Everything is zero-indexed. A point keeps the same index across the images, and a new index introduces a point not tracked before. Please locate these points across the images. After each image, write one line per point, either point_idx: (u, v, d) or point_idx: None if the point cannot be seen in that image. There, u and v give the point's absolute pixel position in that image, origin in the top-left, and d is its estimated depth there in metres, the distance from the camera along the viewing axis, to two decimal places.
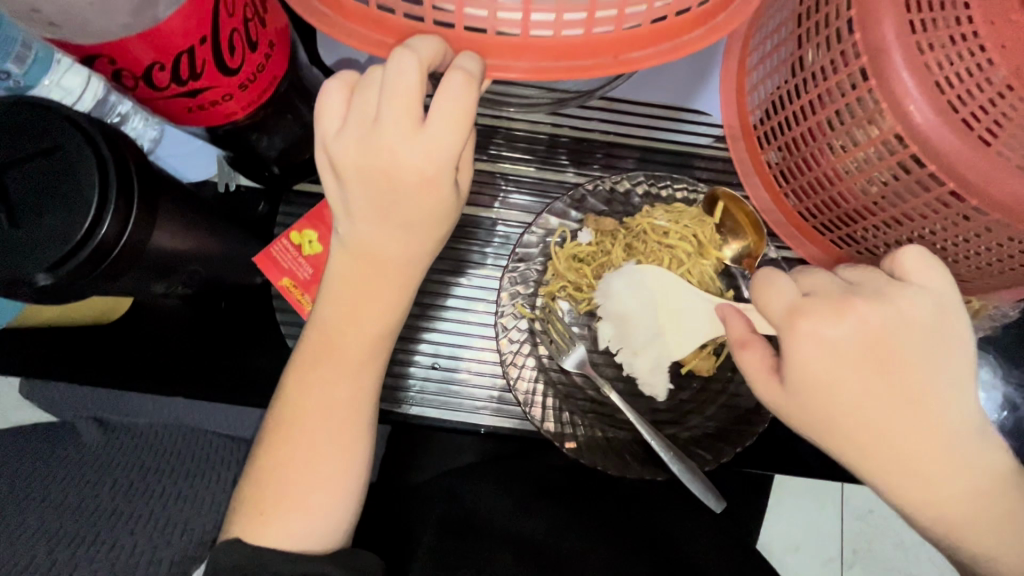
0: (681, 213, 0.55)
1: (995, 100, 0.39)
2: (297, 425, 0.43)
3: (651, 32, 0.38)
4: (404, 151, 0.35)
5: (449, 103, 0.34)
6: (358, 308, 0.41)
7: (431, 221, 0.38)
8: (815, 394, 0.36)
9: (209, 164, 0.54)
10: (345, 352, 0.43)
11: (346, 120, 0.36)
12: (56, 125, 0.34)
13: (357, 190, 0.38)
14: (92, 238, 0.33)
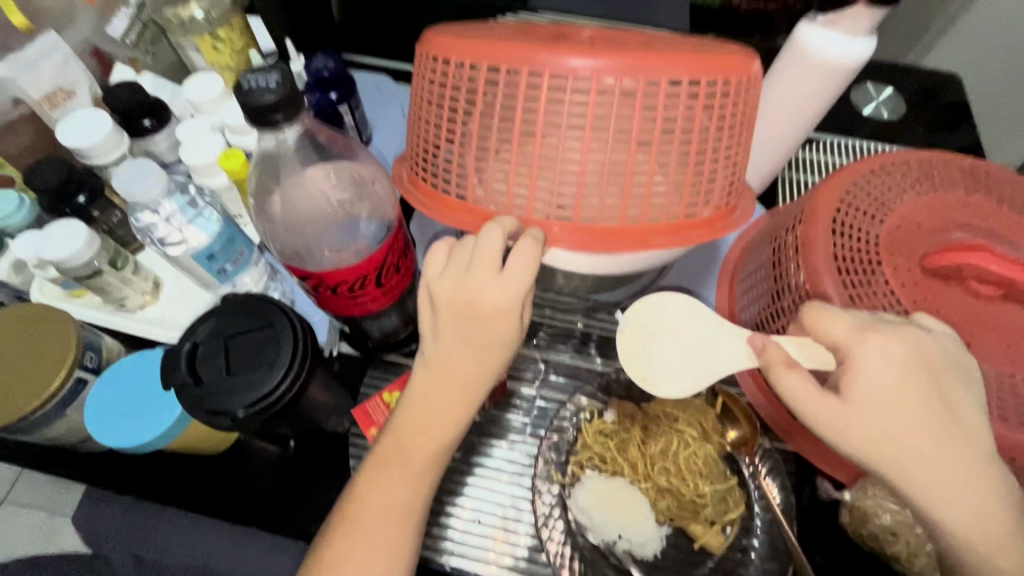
0: (687, 404, 0.66)
1: None
2: (364, 518, 0.52)
3: (668, 225, 0.52)
4: (485, 292, 0.47)
5: (522, 260, 0.47)
6: (431, 415, 0.51)
7: (499, 342, 0.49)
8: (828, 421, 0.47)
9: (318, 333, 0.69)
10: (413, 458, 0.52)
11: (445, 269, 0.49)
12: (271, 310, 0.49)
13: (445, 321, 0.49)
14: (279, 388, 0.45)
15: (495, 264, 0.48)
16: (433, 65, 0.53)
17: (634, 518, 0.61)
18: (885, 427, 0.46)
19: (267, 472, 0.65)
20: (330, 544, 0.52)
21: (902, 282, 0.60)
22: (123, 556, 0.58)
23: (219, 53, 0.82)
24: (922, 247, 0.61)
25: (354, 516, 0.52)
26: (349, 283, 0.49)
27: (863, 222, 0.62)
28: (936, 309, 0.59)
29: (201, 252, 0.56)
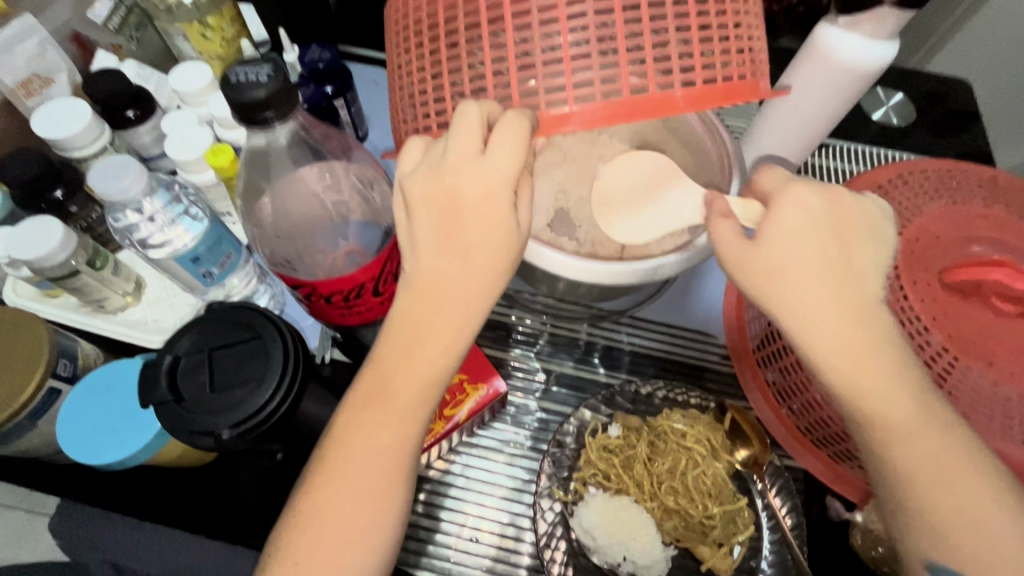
0: (696, 418, 0.63)
1: (936, 358, 0.54)
2: (342, 463, 0.45)
3: (691, 94, 0.43)
4: (468, 179, 0.42)
5: (505, 139, 0.41)
6: (415, 336, 0.44)
7: (493, 242, 0.43)
8: (801, 305, 0.43)
9: (312, 337, 0.66)
10: (396, 390, 0.45)
11: (420, 165, 0.44)
12: (260, 320, 0.45)
13: (425, 222, 0.44)
14: (266, 405, 0.41)
15: (476, 146, 0.42)
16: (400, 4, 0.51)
17: (640, 539, 0.58)
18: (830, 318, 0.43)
19: (257, 491, 0.62)
20: (305, 497, 0.46)
21: (922, 297, 0.56)
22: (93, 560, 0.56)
23: (209, 42, 0.78)
24: (941, 262, 0.59)
25: (332, 462, 0.46)
26: (344, 292, 0.46)
27: None
28: (953, 329, 0.55)
29: (186, 255, 0.53)
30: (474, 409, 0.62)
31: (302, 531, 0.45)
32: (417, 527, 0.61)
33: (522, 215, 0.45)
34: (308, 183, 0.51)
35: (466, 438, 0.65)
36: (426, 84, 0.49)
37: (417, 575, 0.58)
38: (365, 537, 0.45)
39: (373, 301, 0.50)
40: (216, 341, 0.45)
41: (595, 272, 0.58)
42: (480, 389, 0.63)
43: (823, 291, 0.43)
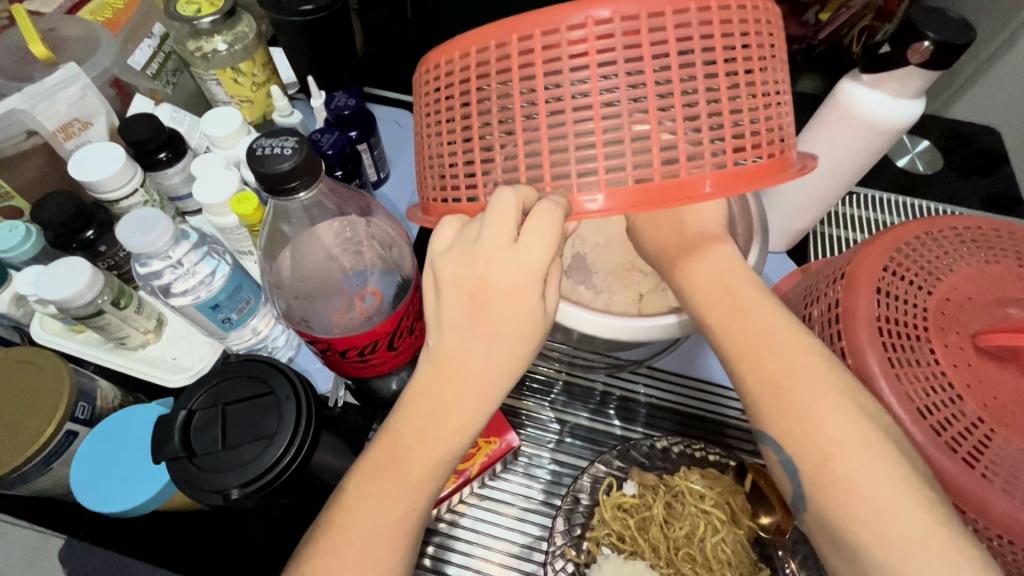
0: (715, 479, 0.61)
1: (971, 429, 0.52)
2: (353, 530, 0.46)
3: (719, 174, 0.44)
4: (500, 266, 0.44)
5: (540, 228, 0.42)
6: (437, 414, 0.46)
7: (520, 328, 0.45)
8: (713, 297, 0.50)
9: (325, 381, 0.66)
10: (412, 464, 0.46)
11: (453, 244, 0.46)
12: (273, 374, 0.45)
13: (451, 302, 0.46)
14: (276, 465, 0.41)
15: (509, 232, 0.43)
16: (430, 71, 0.53)
17: None
18: (733, 305, 0.49)
19: (264, 538, 0.61)
20: (312, 564, 0.46)
21: (953, 362, 0.54)
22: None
23: (240, 86, 0.81)
24: (973, 326, 0.57)
25: (343, 527, 0.46)
26: (359, 349, 0.46)
27: (908, 291, 0.58)
28: (988, 399, 0.53)
29: (206, 303, 0.53)
30: (485, 463, 0.62)
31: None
32: None
33: (548, 299, 0.47)
34: (328, 239, 0.51)
35: (476, 489, 0.64)
36: (456, 145, 0.50)
37: None
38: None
39: (388, 356, 0.49)
40: (229, 395, 0.44)
41: (614, 326, 0.57)
42: (493, 443, 0.62)
43: (740, 304, 0.49)
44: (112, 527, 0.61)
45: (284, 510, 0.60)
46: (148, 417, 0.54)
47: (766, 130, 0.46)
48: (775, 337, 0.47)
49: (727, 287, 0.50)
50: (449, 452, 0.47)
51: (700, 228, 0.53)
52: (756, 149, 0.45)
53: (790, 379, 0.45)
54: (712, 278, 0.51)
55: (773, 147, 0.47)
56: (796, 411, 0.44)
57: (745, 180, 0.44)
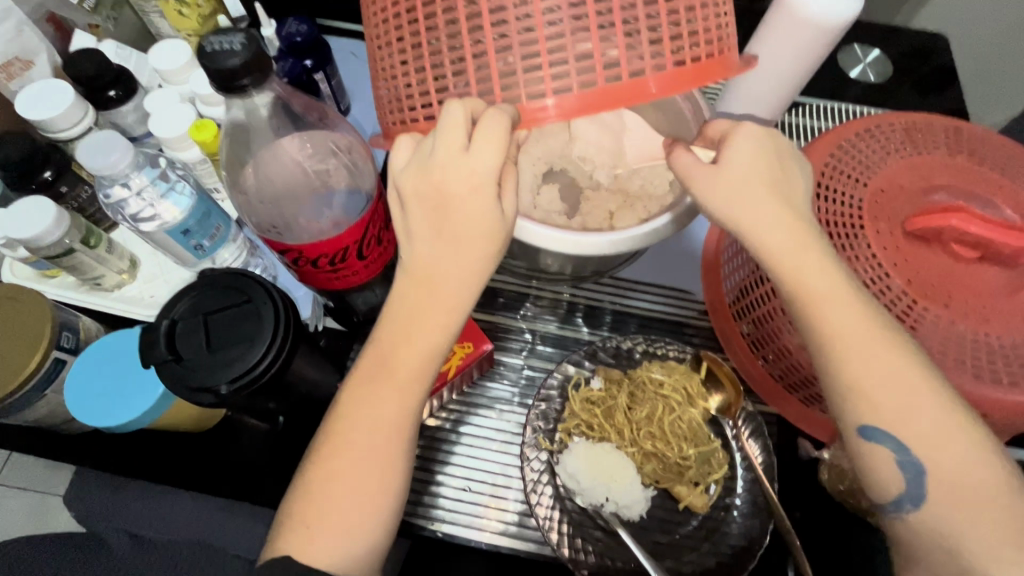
0: (674, 368, 0.67)
1: (897, 300, 0.57)
2: (349, 433, 0.51)
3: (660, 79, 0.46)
4: (454, 174, 0.46)
5: (489, 135, 0.45)
6: (417, 319, 0.50)
7: (482, 233, 0.48)
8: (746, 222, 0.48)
9: (306, 308, 0.69)
10: (397, 370, 0.50)
11: (410, 158, 0.48)
12: (250, 286, 0.47)
13: (417, 215, 0.49)
14: (258, 365, 0.44)
15: (460, 141, 0.46)
16: None
17: (619, 481, 0.62)
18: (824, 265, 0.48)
19: (262, 450, 0.66)
20: (315, 468, 0.51)
21: (884, 246, 0.59)
22: (129, 531, 0.63)
23: (186, 20, 0.78)
24: (902, 213, 0.61)
25: (338, 431, 0.51)
26: (329, 256, 0.48)
27: (846, 186, 0.62)
28: (912, 275, 0.58)
29: (176, 229, 0.55)
30: (461, 367, 0.64)
31: (312, 495, 0.50)
32: (414, 480, 0.64)
33: (507, 204, 0.49)
34: (294, 155, 0.53)
35: (455, 397, 0.69)
36: (408, 58, 0.51)
37: (415, 522, 0.62)
38: (370, 502, 0.50)
39: (359, 265, 0.51)
40: (210, 305, 0.47)
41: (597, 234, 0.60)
42: (467, 348, 0.65)
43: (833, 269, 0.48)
44: (116, 455, 0.66)
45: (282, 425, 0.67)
46: (128, 340, 0.56)
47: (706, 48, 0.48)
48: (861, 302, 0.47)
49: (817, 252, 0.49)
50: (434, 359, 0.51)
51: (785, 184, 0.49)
52: (696, 52, 0.48)
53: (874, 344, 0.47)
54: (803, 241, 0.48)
55: (712, 48, 0.49)
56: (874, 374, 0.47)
57: (689, 78, 0.46)
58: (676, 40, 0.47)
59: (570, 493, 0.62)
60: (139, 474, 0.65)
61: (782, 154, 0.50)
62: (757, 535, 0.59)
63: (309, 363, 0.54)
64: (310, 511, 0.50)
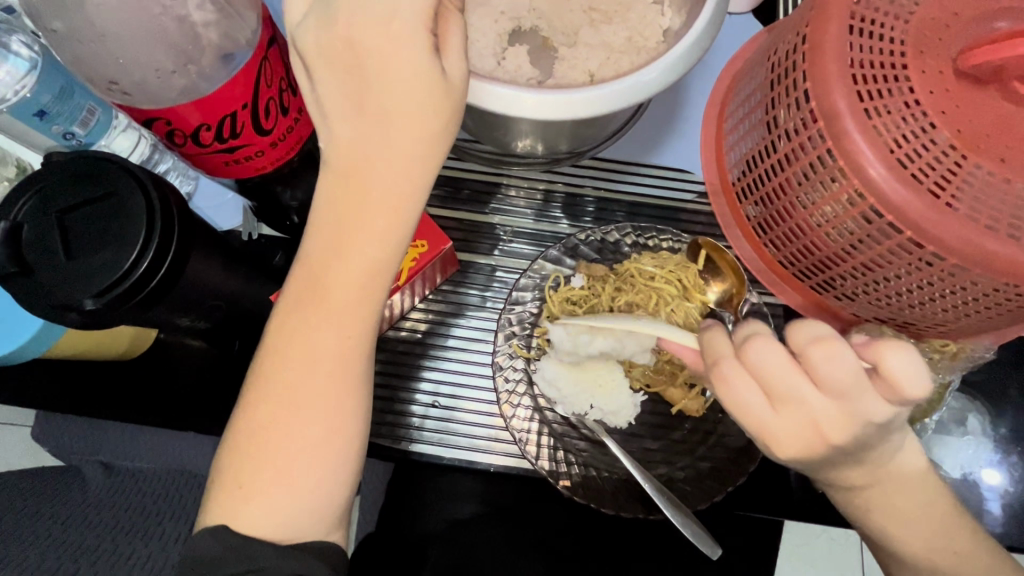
0: (666, 259, 0.59)
1: (942, 157, 0.46)
2: (282, 373, 0.41)
3: None
4: (368, 18, 0.35)
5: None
6: (349, 219, 0.38)
7: (417, 96, 0.36)
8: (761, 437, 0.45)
9: (235, 214, 0.59)
10: (332, 289, 0.40)
11: (311, 7, 0.37)
12: (110, 171, 0.36)
13: (330, 84, 0.37)
14: (133, 271, 0.34)
15: None
16: None
17: (603, 386, 0.56)
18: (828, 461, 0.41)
19: (211, 375, 0.60)
20: (245, 413, 0.41)
21: (930, 89, 0.47)
22: (97, 463, 0.61)
23: None
24: (956, 47, 0.48)
25: (268, 369, 0.41)
26: (211, 126, 0.37)
27: (884, 15, 0.49)
28: (962, 124, 0.46)
29: (24, 106, 0.42)
30: (414, 268, 0.54)
31: (246, 445, 0.41)
32: (376, 398, 0.57)
33: (450, 65, 0.37)
34: None
35: (420, 306, 0.60)
36: None
37: (379, 442, 0.56)
38: (319, 447, 0.41)
39: (261, 142, 0.40)
40: (63, 199, 0.36)
41: (577, 343, 0.55)
42: (422, 247, 0.55)
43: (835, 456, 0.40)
44: (46, 390, 0.59)
45: (236, 351, 0.61)
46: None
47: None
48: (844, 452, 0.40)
49: (790, 362, 0.39)
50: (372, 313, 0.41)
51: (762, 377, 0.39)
52: None
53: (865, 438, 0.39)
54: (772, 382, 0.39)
55: None
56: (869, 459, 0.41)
57: None
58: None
59: (554, 406, 0.56)
60: (77, 408, 0.59)
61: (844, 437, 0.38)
62: None
63: (222, 270, 0.44)
64: (243, 465, 0.41)
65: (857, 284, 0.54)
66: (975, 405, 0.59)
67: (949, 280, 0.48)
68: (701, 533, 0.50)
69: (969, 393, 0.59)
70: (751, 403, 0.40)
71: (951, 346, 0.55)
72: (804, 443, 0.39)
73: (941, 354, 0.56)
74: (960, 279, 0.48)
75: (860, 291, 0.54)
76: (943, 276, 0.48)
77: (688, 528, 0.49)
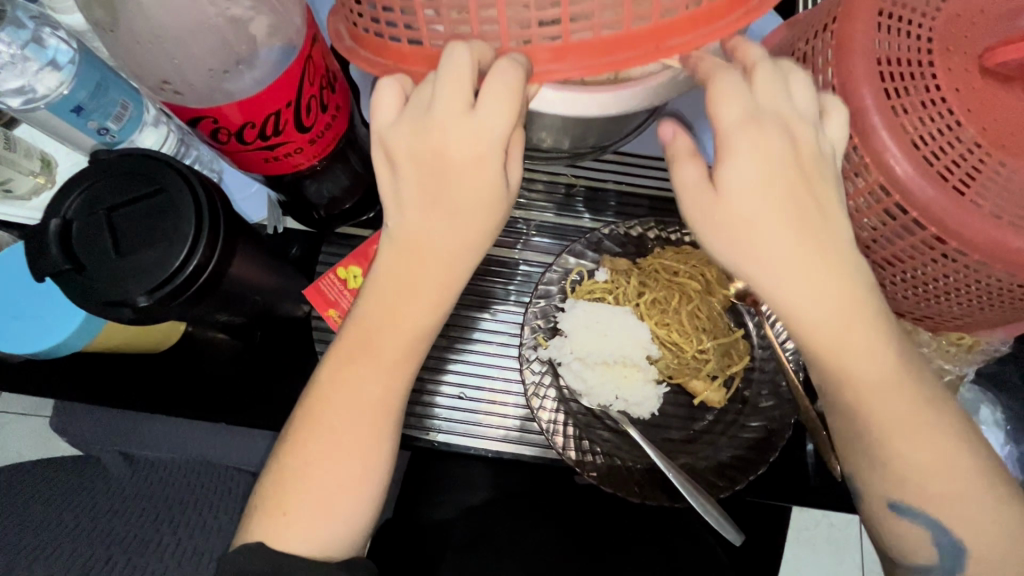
0: (689, 254, 0.60)
1: (967, 155, 0.46)
2: (328, 420, 0.43)
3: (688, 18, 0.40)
4: (457, 135, 0.38)
5: (498, 91, 0.37)
6: (406, 291, 0.41)
7: (482, 203, 0.40)
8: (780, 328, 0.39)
9: (261, 208, 0.60)
10: (384, 347, 0.42)
11: (404, 111, 0.39)
12: (159, 171, 0.37)
13: (409, 179, 0.40)
14: (185, 268, 0.35)
15: (465, 98, 0.38)
16: None
17: (628, 377, 0.57)
18: (902, 409, 0.40)
19: (239, 368, 0.61)
20: (291, 448, 0.44)
21: (955, 86, 0.48)
22: (113, 453, 0.58)
23: None
24: (982, 44, 0.49)
25: (317, 411, 0.43)
26: (255, 124, 0.37)
27: (911, 12, 0.49)
28: (988, 122, 0.47)
29: (64, 102, 0.43)
30: None
31: (286, 477, 0.43)
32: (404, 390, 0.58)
33: (513, 177, 0.41)
34: None
35: None
36: None
37: (408, 433, 0.57)
38: (351, 487, 0.43)
39: (301, 140, 0.41)
40: (112, 199, 0.36)
41: (601, 335, 0.58)
42: None
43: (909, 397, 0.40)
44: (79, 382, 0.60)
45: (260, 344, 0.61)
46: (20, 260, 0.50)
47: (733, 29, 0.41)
48: (914, 394, 0.40)
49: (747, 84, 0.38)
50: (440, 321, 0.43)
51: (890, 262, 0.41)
52: None
53: (927, 397, 0.41)
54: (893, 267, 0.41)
55: None
56: (930, 435, 0.40)
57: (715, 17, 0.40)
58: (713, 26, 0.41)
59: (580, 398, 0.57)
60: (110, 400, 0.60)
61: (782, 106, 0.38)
62: (779, 425, 0.55)
63: (258, 267, 0.45)
64: (281, 491, 0.43)
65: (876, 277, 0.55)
66: (986, 396, 0.60)
67: (966, 275, 0.49)
68: (724, 520, 0.51)
69: (980, 385, 0.61)
70: (738, 144, 0.37)
71: (966, 339, 0.57)
72: (741, 112, 0.37)
73: (957, 347, 0.58)
74: (981, 275, 0.48)
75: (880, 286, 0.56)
76: (961, 271, 0.49)
77: (711, 515, 0.51)
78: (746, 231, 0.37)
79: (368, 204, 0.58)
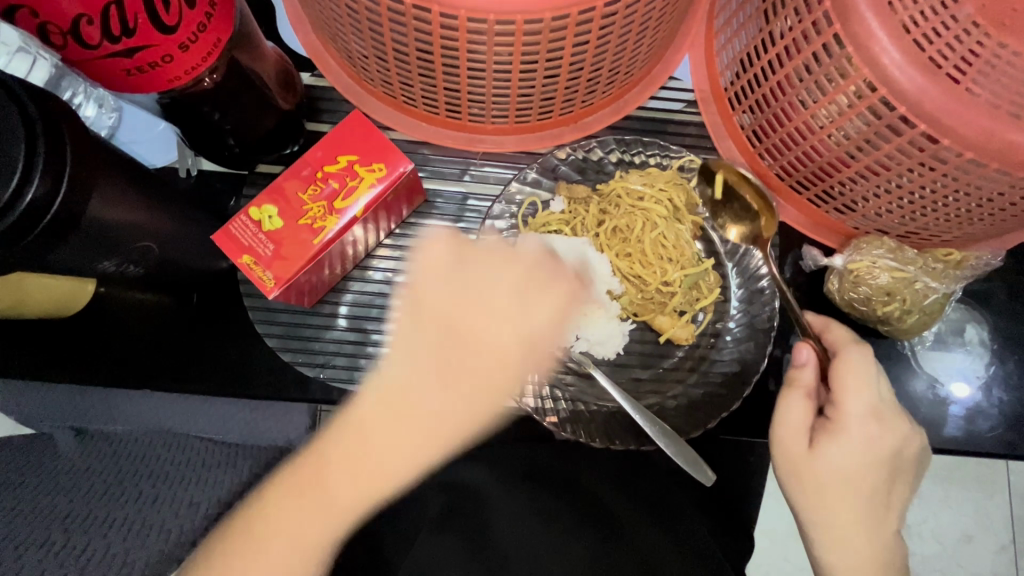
0: (655, 176, 0.54)
1: (963, 38, 0.40)
2: (329, 454, 0.45)
3: (585, 112, 0.53)
4: (491, 288, 0.49)
5: (519, 257, 0.49)
6: (422, 447, 0.46)
7: (494, 391, 0.48)
8: (792, 458, 0.44)
9: (170, 149, 0.53)
10: (399, 456, 0.45)
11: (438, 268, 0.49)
12: None
13: (432, 326, 0.48)
14: (18, 201, 0.28)
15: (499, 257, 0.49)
16: None
17: (590, 315, 0.52)
18: (855, 516, 0.44)
19: (161, 330, 0.55)
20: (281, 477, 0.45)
21: None
22: (64, 429, 0.53)
23: None
24: None
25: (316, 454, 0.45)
26: (93, 18, 0.30)
27: None
28: None
29: None
30: (373, 198, 0.46)
31: (270, 508, 0.44)
32: (347, 343, 0.54)
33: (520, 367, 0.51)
34: None
35: (386, 242, 0.55)
36: None
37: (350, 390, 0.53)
38: (336, 514, 0.45)
39: (168, 45, 0.33)
40: None
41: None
42: (379, 172, 0.46)
43: (860, 506, 0.44)
44: None
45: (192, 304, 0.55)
46: None
47: (595, 67, 0.47)
48: (876, 491, 0.44)
49: (847, 400, 0.44)
50: (477, 403, 0.48)
51: (855, 395, 0.43)
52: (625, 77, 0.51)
53: (873, 505, 0.44)
54: (862, 389, 0.43)
55: (634, 71, 0.52)
56: (866, 529, 0.44)
57: (602, 105, 0.53)
58: (580, 49, 0.44)
59: None
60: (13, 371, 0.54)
61: (895, 471, 0.45)
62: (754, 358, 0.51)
63: (133, 208, 0.38)
64: (258, 524, 0.43)
65: (856, 193, 0.50)
66: (973, 316, 0.56)
67: (949, 185, 0.45)
68: (697, 462, 0.48)
69: (968, 304, 0.57)
70: (864, 394, 0.44)
71: (955, 254, 0.51)
72: (857, 455, 0.43)
73: (945, 264, 0.51)
74: (970, 181, 0.44)
75: (860, 201, 0.50)
76: (943, 181, 0.45)
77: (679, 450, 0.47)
78: (856, 392, 0.43)
79: (290, 135, 0.52)
